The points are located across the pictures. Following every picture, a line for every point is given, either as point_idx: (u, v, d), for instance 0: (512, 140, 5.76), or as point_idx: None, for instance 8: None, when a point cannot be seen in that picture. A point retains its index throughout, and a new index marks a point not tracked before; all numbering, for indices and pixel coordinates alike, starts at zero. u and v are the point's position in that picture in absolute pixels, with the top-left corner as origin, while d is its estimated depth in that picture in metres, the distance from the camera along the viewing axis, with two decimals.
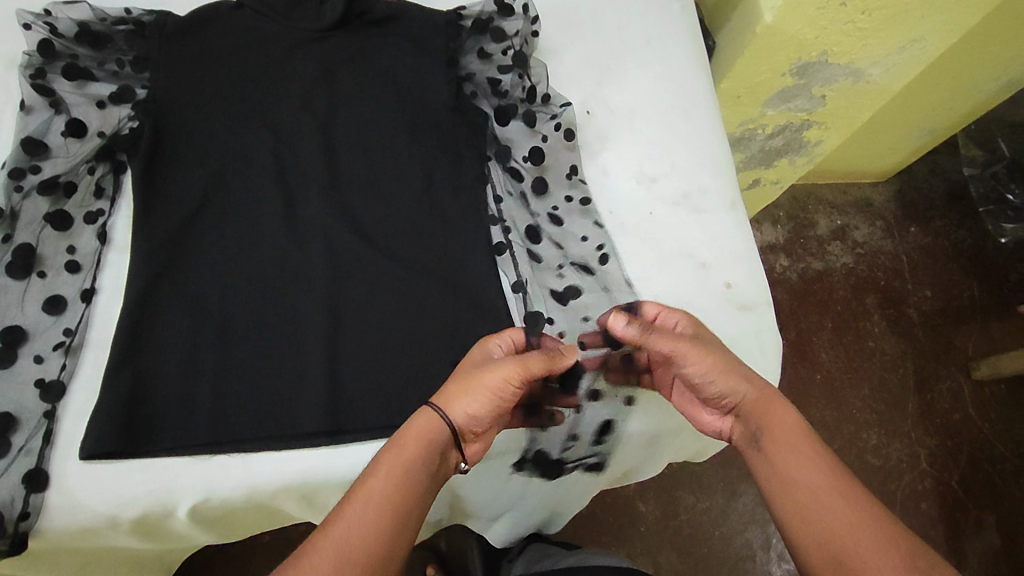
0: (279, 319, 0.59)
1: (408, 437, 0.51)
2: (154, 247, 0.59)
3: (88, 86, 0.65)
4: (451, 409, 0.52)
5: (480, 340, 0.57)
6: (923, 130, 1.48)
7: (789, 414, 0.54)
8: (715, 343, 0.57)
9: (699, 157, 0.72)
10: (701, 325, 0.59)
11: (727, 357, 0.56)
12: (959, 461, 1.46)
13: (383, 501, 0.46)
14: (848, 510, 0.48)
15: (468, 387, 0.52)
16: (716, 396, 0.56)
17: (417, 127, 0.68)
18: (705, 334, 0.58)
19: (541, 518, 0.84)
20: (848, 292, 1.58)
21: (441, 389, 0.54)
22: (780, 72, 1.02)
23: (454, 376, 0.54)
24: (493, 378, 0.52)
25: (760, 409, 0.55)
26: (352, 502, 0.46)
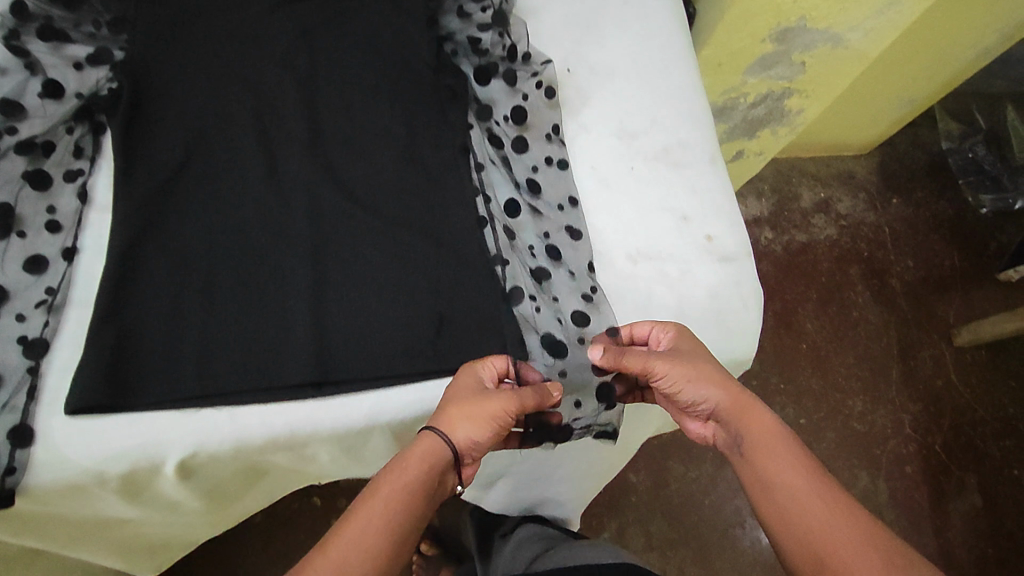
0: (264, 274, 0.59)
1: (410, 458, 0.51)
2: (136, 205, 0.59)
3: (64, 48, 0.64)
4: (452, 434, 0.53)
5: (474, 361, 0.57)
6: (904, 100, 1.49)
7: (763, 418, 0.57)
8: (700, 356, 0.58)
9: (677, 114, 0.73)
10: (689, 339, 0.59)
11: (709, 371, 0.56)
12: (942, 426, 1.48)
13: (385, 518, 0.49)
14: (824, 511, 0.51)
15: (468, 415, 0.53)
16: (695, 404, 0.57)
17: (399, 88, 0.68)
18: (694, 348, 0.58)
19: (537, 494, 0.86)
20: (832, 264, 1.60)
21: (440, 411, 0.54)
22: (760, 38, 1.03)
23: (453, 399, 0.54)
24: (495, 406, 0.53)
25: (740, 414, 0.56)
26: (354, 521, 0.49)
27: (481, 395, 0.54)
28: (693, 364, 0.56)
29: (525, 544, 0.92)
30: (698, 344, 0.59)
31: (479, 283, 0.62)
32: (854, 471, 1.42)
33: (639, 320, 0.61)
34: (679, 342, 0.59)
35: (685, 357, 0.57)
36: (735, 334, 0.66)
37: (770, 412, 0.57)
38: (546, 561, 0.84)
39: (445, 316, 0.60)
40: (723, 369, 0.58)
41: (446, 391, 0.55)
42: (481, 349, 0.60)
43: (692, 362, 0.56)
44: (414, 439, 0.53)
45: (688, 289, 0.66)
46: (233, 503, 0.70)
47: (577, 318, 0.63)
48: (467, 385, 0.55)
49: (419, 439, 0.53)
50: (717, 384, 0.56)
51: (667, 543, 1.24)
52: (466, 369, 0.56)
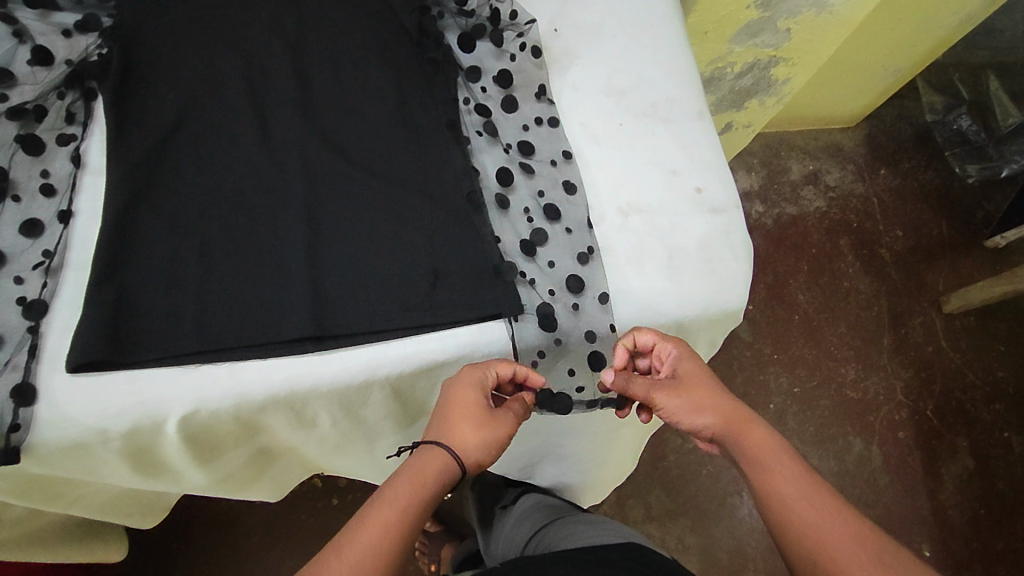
0: (259, 233, 0.60)
1: (425, 477, 0.55)
2: (130, 166, 0.59)
3: (52, 16, 0.65)
4: (465, 453, 0.57)
5: (481, 368, 0.58)
6: (890, 69, 1.50)
7: (758, 433, 0.58)
8: (697, 375, 0.61)
9: (664, 71, 0.74)
10: (692, 358, 0.62)
11: (704, 393, 0.60)
12: (933, 392, 1.50)
13: (394, 527, 0.51)
14: (810, 512, 0.52)
15: (487, 442, 0.58)
16: (692, 429, 0.61)
17: (387, 51, 0.69)
18: (694, 371, 0.62)
19: (537, 458, 0.90)
20: (823, 235, 1.62)
21: (455, 433, 0.57)
22: (746, 5, 1.04)
23: (466, 421, 0.57)
24: (504, 429, 0.59)
25: (736, 431, 0.59)
26: (364, 531, 0.51)
27: (492, 418, 0.58)
28: (687, 391, 0.60)
29: (524, 515, 0.94)
30: (695, 361, 0.62)
31: (473, 237, 0.62)
32: (849, 438, 1.44)
33: (643, 330, 0.62)
34: (682, 364, 0.62)
35: (684, 384, 0.61)
36: (725, 285, 0.67)
37: (765, 427, 0.58)
38: (546, 530, 0.86)
39: (439, 271, 0.61)
40: (717, 389, 0.61)
41: (454, 405, 0.57)
42: (475, 299, 0.60)
43: (688, 389, 0.61)
44: (425, 458, 0.56)
45: (679, 240, 0.67)
46: (241, 488, 0.75)
47: (569, 282, 0.64)
48: (479, 403, 0.57)
49: (432, 459, 0.56)
50: (708, 411, 0.60)
51: (666, 514, 1.26)
52: (473, 378, 0.57)
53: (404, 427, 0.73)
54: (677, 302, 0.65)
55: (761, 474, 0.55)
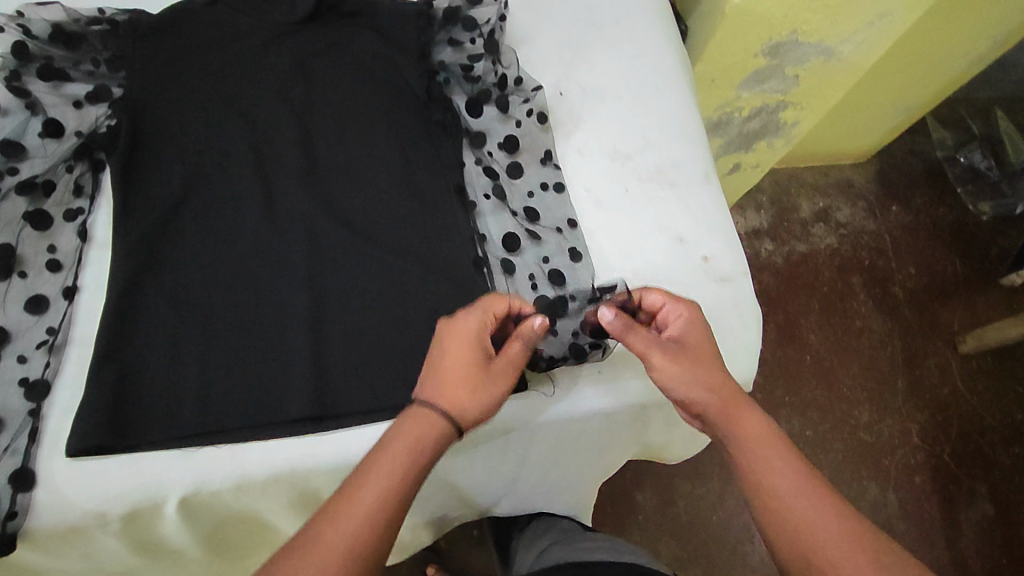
0: (262, 308, 0.60)
1: (416, 440, 0.50)
2: (135, 243, 0.60)
3: (64, 87, 0.65)
4: (463, 412, 0.52)
5: (480, 310, 0.55)
6: (901, 108, 1.49)
7: (756, 422, 0.54)
8: (706, 348, 0.57)
9: (672, 132, 0.73)
10: (701, 327, 0.58)
11: (708, 366, 0.56)
12: (949, 435, 1.47)
13: (385, 501, 0.47)
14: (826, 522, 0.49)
15: (478, 398, 0.53)
16: (679, 400, 0.56)
17: (393, 115, 0.68)
18: (699, 338, 0.57)
19: (545, 501, 0.85)
20: (833, 273, 1.60)
21: (440, 392, 0.53)
22: (753, 53, 1.04)
23: (464, 375, 0.53)
24: (502, 381, 0.55)
25: (732, 417, 0.54)
26: (355, 508, 0.46)
27: (489, 371, 0.54)
28: (692, 358, 0.55)
29: (539, 535, 0.88)
30: (703, 332, 0.58)
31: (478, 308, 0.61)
32: (863, 483, 1.41)
33: (652, 291, 0.59)
34: (688, 332, 0.57)
35: (688, 352, 0.56)
36: (730, 355, 0.66)
37: (765, 419, 0.54)
38: (557, 550, 0.79)
39: None
40: (721, 368, 0.56)
41: (450, 357, 0.54)
42: None
43: (693, 358, 0.56)
44: (416, 418, 0.51)
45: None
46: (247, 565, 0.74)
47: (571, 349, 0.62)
48: (476, 354, 0.54)
49: (427, 422, 0.51)
50: (708, 386, 0.55)
51: (677, 563, 1.23)
52: (473, 323, 0.55)
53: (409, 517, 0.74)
54: None
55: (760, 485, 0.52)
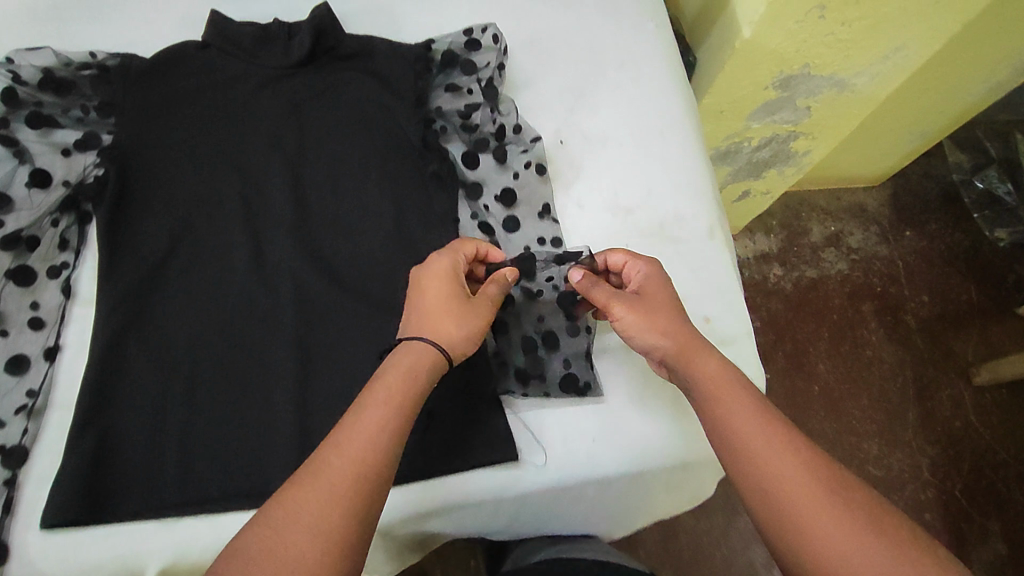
0: (249, 369, 0.59)
1: (407, 369, 0.51)
2: (119, 301, 0.59)
3: (53, 134, 0.64)
4: (453, 343, 0.54)
5: (452, 252, 0.57)
6: (915, 134, 1.44)
7: (710, 362, 0.54)
8: (664, 296, 0.58)
9: (676, 184, 0.71)
10: (661, 278, 0.59)
11: (666, 312, 0.56)
12: (961, 470, 1.43)
13: (384, 427, 0.48)
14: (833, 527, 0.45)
15: (463, 326, 0.55)
16: (642, 349, 0.57)
17: (387, 164, 0.66)
18: (657, 288, 0.58)
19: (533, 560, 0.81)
20: (844, 300, 1.56)
21: (425, 326, 0.54)
22: (762, 86, 1.01)
23: (443, 307, 0.55)
24: (482, 315, 0.57)
25: (687, 357, 0.54)
26: (356, 434, 0.47)
27: (469, 304, 0.56)
28: (650, 305, 0.56)
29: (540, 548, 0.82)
30: (662, 284, 0.59)
31: (468, 375, 0.62)
32: None
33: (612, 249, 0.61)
34: (647, 283, 0.59)
35: (645, 301, 0.57)
36: None
37: (719, 358, 0.54)
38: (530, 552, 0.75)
39: (434, 409, 0.61)
40: (677, 313, 0.57)
41: (429, 293, 0.56)
42: (471, 448, 0.60)
43: (652, 307, 0.56)
44: (399, 353, 0.53)
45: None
46: None
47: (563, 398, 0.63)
48: (455, 289, 0.56)
49: (411, 353, 0.52)
50: (662, 331, 0.55)
51: None
52: (449, 264, 0.57)
53: (390, 562, 0.71)
54: (678, 445, 0.62)
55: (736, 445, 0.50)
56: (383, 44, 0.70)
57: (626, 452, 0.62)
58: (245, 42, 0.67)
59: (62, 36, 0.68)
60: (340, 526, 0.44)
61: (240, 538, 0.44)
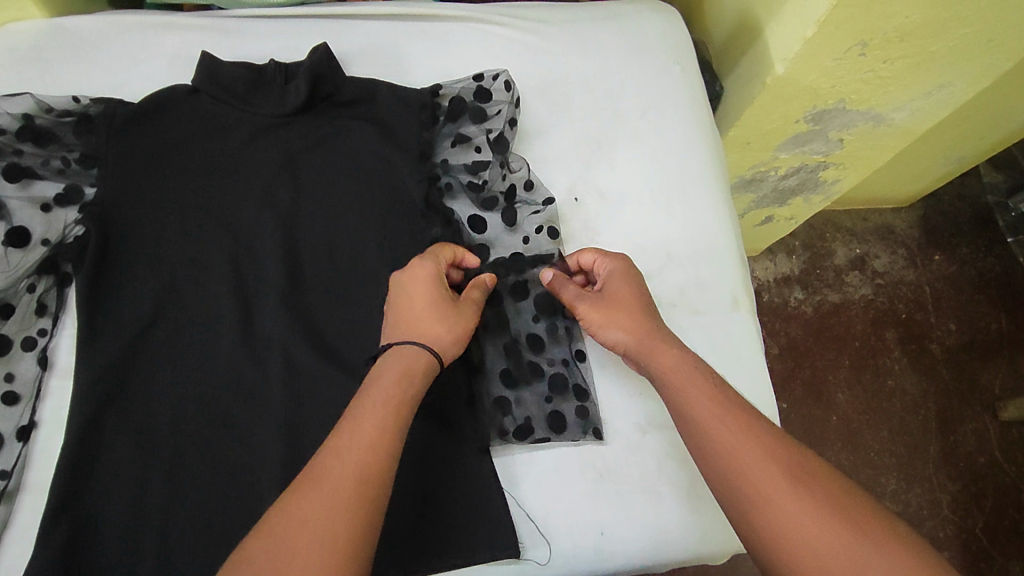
0: (234, 450, 0.56)
1: (402, 372, 0.49)
2: (97, 376, 0.55)
3: (33, 186, 0.60)
4: (444, 344, 0.52)
5: (433, 256, 0.55)
6: (953, 157, 1.19)
7: (674, 356, 0.53)
8: (629, 290, 0.57)
9: (697, 247, 0.66)
10: (629, 273, 0.58)
11: (629, 308, 0.56)
12: (984, 508, 1.17)
13: (385, 424, 0.46)
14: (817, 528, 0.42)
15: (452, 325, 0.52)
16: (608, 345, 0.57)
17: (388, 225, 0.62)
18: (624, 283, 0.58)
19: None
20: (866, 327, 1.27)
21: (412, 329, 0.51)
22: (793, 118, 0.86)
23: (429, 313, 0.52)
24: (472, 318, 0.54)
25: (649, 350, 0.54)
26: (356, 433, 0.45)
27: (456, 306, 0.54)
28: (613, 302, 0.56)
29: None
30: (630, 279, 0.58)
31: (467, 460, 0.58)
32: None
33: (582, 247, 0.60)
34: (615, 280, 0.58)
35: (610, 298, 0.57)
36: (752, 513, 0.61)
37: (684, 352, 0.53)
38: None
39: (430, 496, 0.57)
40: (643, 309, 0.56)
41: (411, 299, 0.53)
42: (470, 541, 0.56)
43: (616, 303, 0.56)
44: (387, 362, 0.50)
45: (693, 469, 0.61)
46: None
47: (570, 475, 0.59)
48: (439, 293, 0.53)
49: (404, 358, 0.50)
50: (625, 328, 0.55)
51: None
52: (429, 267, 0.54)
53: None
54: (687, 538, 0.59)
55: (737, 479, 0.45)
56: (386, 88, 0.64)
57: (633, 542, 0.58)
58: (238, 88, 0.63)
59: (43, 77, 0.64)
60: (347, 526, 0.41)
61: (240, 554, 0.40)
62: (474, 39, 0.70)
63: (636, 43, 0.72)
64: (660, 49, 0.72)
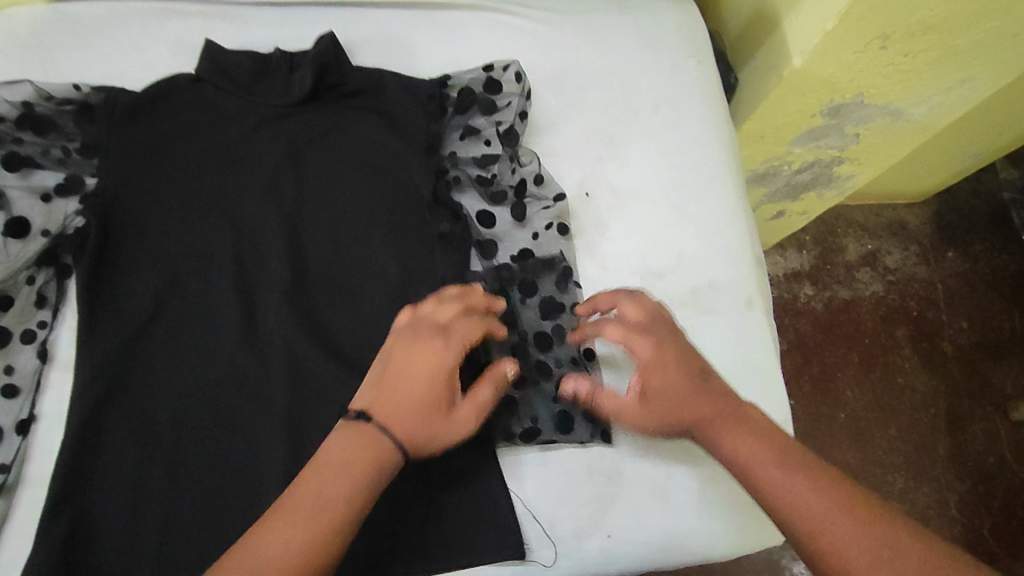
0: (236, 447, 0.55)
1: (356, 468, 0.45)
2: (97, 370, 0.54)
3: (33, 176, 0.59)
4: (418, 445, 0.48)
5: (452, 341, 0.50)
6: (969, 153, 1.16)
7: (749, 444, 0.49)
8: (681, 377, 0.51)
9: (710, 246, 0.64)
10: (669, 360, 0.52)
11: (686, 403, 0.51)
12: (992, 508, 1.15)
13: (309, 549, 0.42)
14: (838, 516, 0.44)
15: (436, 432, 0.48)
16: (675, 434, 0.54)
17: (394, 219, 0.61)
18: (667, 378, 0.51)
19: None
20: (877, 324, 1.25)
21: (393, 414, 0.47)
22: (809, 113, 0.83)
23: (419, 409, 0.48)
24: (463, 428, 0.49)
25: (722, 440, 0.50)
26: (277, 539, 0.42)
27: (453, 412, 0.49)
28: (667, 398, 0.51)
29: None
30: (671, 368, 0.51)
31: (473, 461, 0.57)
32: None
33: (606, 331, 0.54)
34: (655, 375, 0.52)
35: (661, 407, 0.51)
36: (761, 515, 0.60)
37: (756, 441, 0.49)
38: None
39: (436, 498, 0.56)
40: (700, 400, 0.51)
41: (410, 381, 0.48)
42: (473, 543, 0.55)
43: (665, 406, 0.51)
44: (352, 433, 0.47)
45: (703, 471, 0.60)
46: None
47: (576, 477, 0.58)
48: (441, 392, 0.49)
49: (368, 443, 0.46)
50: (690, 429, 0.51)
51: None
52: (446, 354, 0.49)
53: None
54: (695, 540, 0.59)
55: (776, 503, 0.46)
56: (393, 77, 0.63)
57: (640, 546, 0.58)
58: (241, 77, 0.61)
59: (43, 64, 0.62)
60: None
61: None
62: (484, 28, 0.68)
63: (650, 34, 0.70)
64: (675, 40, 0.70)
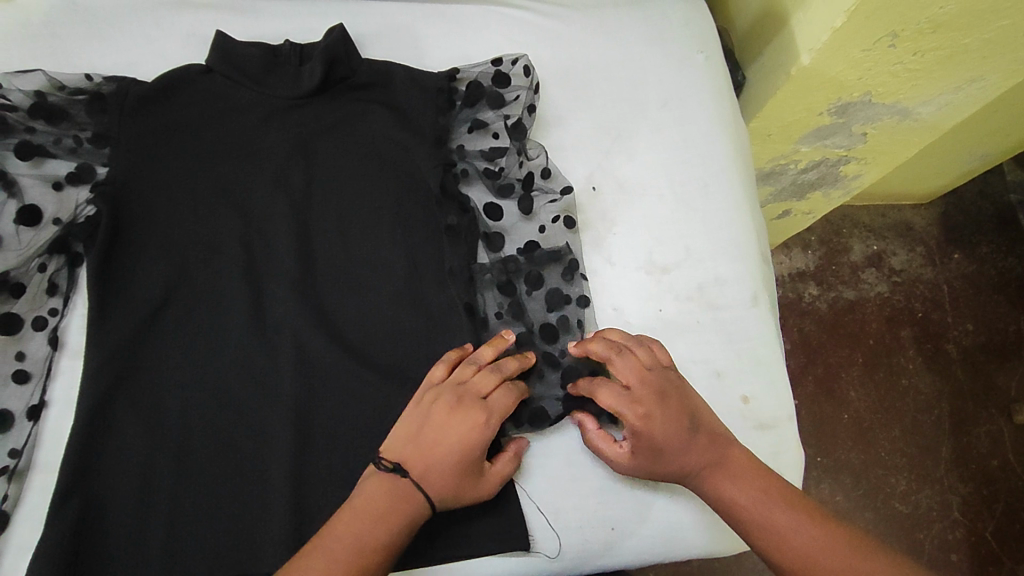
0: (244, 436, 0.55)
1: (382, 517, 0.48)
2: (106, 358, 0.55)
3: (45, 164, 0.59)
4: (443, 502, 0.51)
5: (491, 416, 0.52)
6: (976, 154, 1.16)
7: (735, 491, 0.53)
8: (676, 437, 0.53)
9: (716, 242, 0.64)
10: (664, 422, 0.53)
11: (676, 460, 0.54)
12: (995, 511, 1.15)
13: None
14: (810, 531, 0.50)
15: (461, 496, 0.51)
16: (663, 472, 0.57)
17: (402, 212, 0.61)
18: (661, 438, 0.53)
19: None
20: (882, 324, 1.25)
21: (426, 474, 0.50)
22: (817, 111, 0.83)
23: (451, 474, 0.51)
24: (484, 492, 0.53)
25: (711, 484, 0.54)
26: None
27: (480, 479, 0.52)
28: (657, 456, 0.54)
29: None
30: (667, 426, 0.53)
31: None
32: None
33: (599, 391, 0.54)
34: (650, 434, 0.53)
35: (655, 460, 0.54)
36: None
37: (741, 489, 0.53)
38: None
39: None
40: (694, 453, 0.54)
41: (447, 445, 0.51)
42: (476, 535, 0.55)
43: (658, 458, 0.54)
44: (390, 488, 0.49)
45: None
46: None
47: (581, 470, 0.58)
48: (474, 463, 0.51)
49: (402, 498, 0.49)
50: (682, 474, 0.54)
51: None
52: (485, 428, 0.52)
53: None
54: (696, 534, 0.59)
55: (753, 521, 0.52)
56: (403, 71, 0.63)
57: (643, 540, 0.58)
58: (252, 69, 0.61)
59: (56, 54, 0.63)
60: None
61: None
62: (493, 23, 0.69)
63: (658, 30, 0.70)
64: (683, 36, 0.71)
